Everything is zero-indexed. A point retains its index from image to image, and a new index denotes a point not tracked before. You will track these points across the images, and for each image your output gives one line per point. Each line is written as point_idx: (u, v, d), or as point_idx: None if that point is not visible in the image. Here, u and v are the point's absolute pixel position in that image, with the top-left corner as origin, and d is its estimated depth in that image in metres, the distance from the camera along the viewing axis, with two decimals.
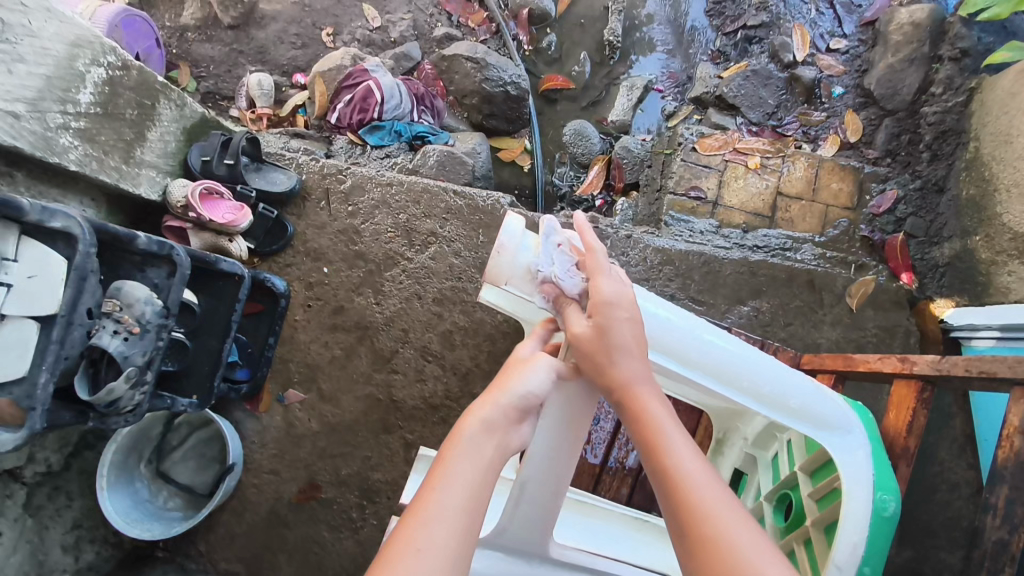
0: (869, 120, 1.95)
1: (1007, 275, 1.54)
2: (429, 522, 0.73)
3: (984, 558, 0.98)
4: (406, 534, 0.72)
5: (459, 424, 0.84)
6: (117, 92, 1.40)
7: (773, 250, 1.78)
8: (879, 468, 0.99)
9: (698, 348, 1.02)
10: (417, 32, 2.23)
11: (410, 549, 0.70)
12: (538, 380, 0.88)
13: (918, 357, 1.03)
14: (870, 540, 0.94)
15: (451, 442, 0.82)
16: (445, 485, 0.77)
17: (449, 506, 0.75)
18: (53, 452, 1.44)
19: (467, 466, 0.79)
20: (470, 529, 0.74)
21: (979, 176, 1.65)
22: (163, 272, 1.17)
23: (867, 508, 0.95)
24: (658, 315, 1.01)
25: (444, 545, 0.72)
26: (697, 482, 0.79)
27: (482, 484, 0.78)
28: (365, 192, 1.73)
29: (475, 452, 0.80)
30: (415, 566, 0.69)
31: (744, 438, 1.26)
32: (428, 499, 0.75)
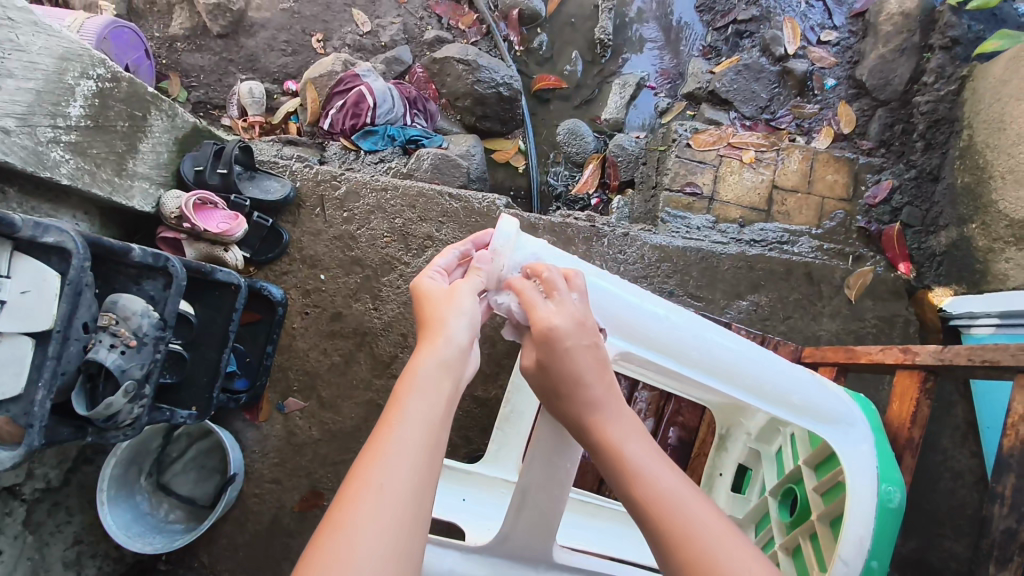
0: (862, 111, 1.96)
1: (1005, 262, 1.53)
2: (385, 459, 0.69)
3: (991, 548, 0.98)
4: (364, 475, 0.68)
5: (410, 364, 0.81)
6: (108, 104, 1.39)
7: (771, 243, 1.78)
8: (883, 461, 0.98)
9: (699, 346, 1.02)
10: (407, 35, 2.22)
11: (368, 487, 0.67)
12: (461, 320, 0.85)
13: (920, 348, 1.03)
14: (876, 534, 0.93)
15: (404, 379, 0.78)
16: (399, 422, 0.73)
17: (404, 442, 0.71)
18: (52, 468, 1.43)
19: (419, 403, 0.76)
20: (427, 464, 0.71)
21: (974, 164, 1.65)
22: (159, 284, 1.16)
23: (872, 500, 0.94)
24: (659, 314, 1.03)
25: (400, 481, 0.68)
26: (680, 500, 0.75)
27: (436, 421, 0.75)
28: (360, 197, 1.72)
29: (430, 389, 0.78)
30: (377, 505, 0.65)
31: (748, 433, 1.26)
32: (383, 437, 0.72)
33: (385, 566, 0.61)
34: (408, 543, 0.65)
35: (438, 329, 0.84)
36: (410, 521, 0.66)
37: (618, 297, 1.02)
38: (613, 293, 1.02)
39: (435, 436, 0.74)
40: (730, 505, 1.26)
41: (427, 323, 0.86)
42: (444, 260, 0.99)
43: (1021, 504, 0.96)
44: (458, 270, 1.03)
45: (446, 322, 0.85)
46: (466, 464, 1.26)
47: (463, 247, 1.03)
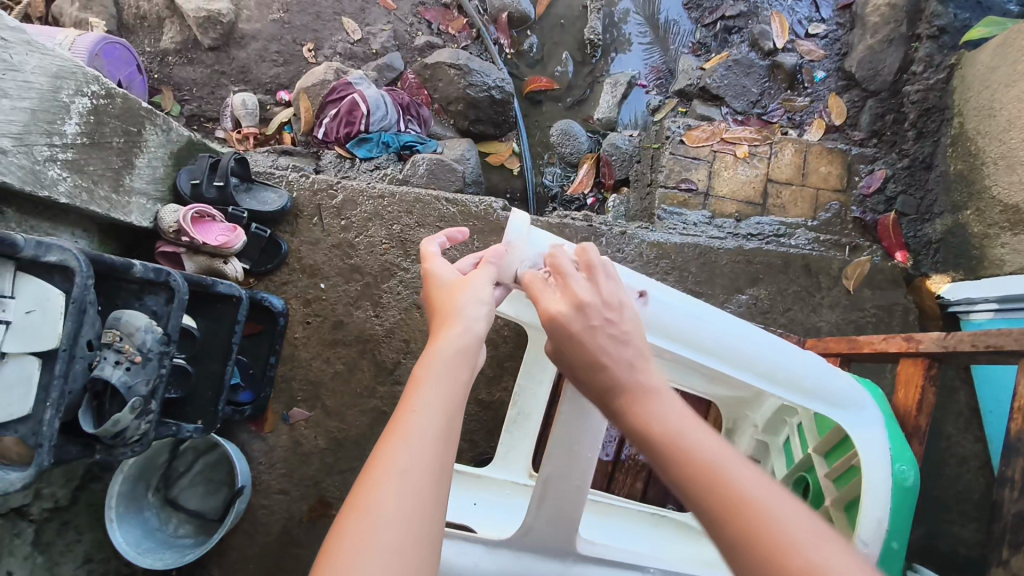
0: (852, 102, 1.97)
1: (1000, 247, 1.55)
2: (404, 443, 0.69)
3: (1004, 533, 0.99)
4: (383, 459, 0.68)
5: (428, 350, 0.81)
6: (103, 120, 1.39)
7: (767, 237, 1.79)
8: (895, 440, 0.98)
9: (710, 334, 1.03)
10: (398, 42, 2.23)
11: (390, 471, 0.67)
12: (477, 307, 0.86)
13: (923, 336, 1.03)
14: (893, 514, 0.93)
15: (423, 365, 0.78)
16: (418, 405, 0.73)
17: (424, 426, 0.71)
18: (59, 487, 1.43)
19: (439, 386, 0.76)
20: (445, 448, 0.71)
21: (966, 151, 1.67)
22: (161, 299, 1.16)
23: (886, 480, 0.94)
24: (669, 303, 1.03)
25: (421, 465, 0.68)
26: (724, 465, 0.66)
27: (456, 406, 0.75)
28: (358, 205, 1.73)
29: (449, 375, 0.77)
30: (396, 489, 0.65)
31: (754, 426, 1.26)
32: (403, 421, 0.71)
33: (408, 546, 0.62)
34: (429, 526, 0.65)
35: (453, 315, 0.85)
36: (430, 506, 0.66)
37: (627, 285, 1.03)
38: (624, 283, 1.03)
39: (454, 422, 0.74)
40: None
41: (439, 309, 0.88)
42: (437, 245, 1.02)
43: None
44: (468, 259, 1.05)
45: (460, 309, 0.86)
46: (473, 468, 1.26)
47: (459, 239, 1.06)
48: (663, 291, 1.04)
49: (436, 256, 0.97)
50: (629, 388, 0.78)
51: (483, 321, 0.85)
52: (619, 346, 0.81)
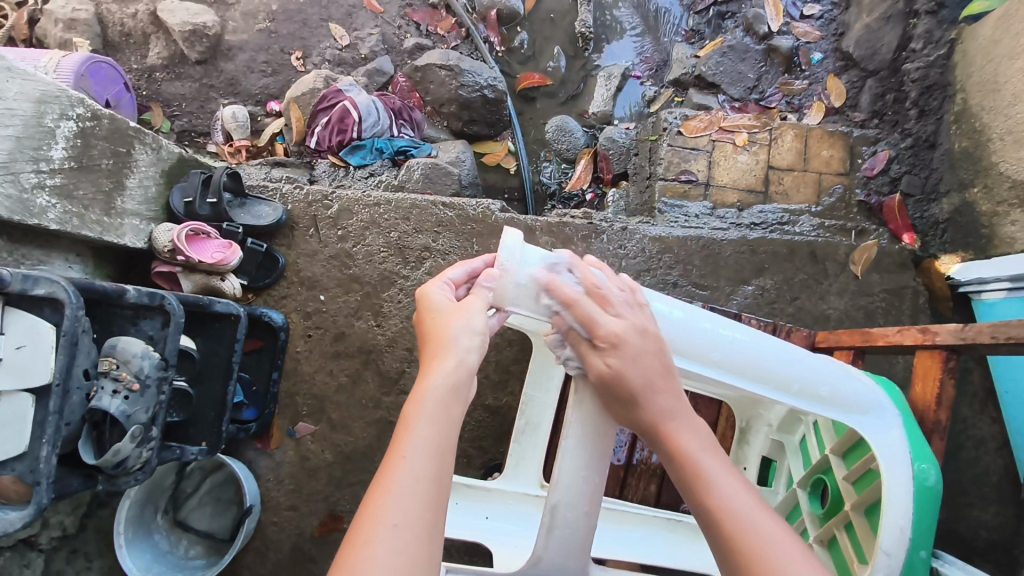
0: (851, 83, 1.93)
1: (1010, 224, 1.51)
2: (395, 494, 0.66)
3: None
4: (373, 511, 0.66)
5: (416, 387, 0.77)
6: (90, 143, 1.37)
7: (771, 225, 1.76)
8: (914, 439, 0.95)
9: (719, 346, 0.96)
10: (387, 45, 2.20)
11: (382, 528, 0.64)
12: (469, 333, 0.81)
13: (939, 327, 0.99)
14: (918, 518, 0.91)
15: (413, 402, 0.75)
16: (408, 451, 0.70)
17: (415, 474, 0.68)
18: (66, 515, 1.42)
19: (428, 428, 0.72)
20: (437, 496, 0.68)
21: (970, 128, 1.64)
22: (157, 323, 1.14)
23: (908, 484, 0.91)
24: (671, 314, 0.96)
25: (414, 516, 0.65)
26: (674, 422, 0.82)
27: (447, 447, 0.72)
28: (354, 214, 1.70)
29: (439, 412, 0.74)
30: (387, 546, 0.63)
31: (769, 425, 1.21)
32: (391, 468, 0.69)
33: None
34: None
35: (445, 345, 0.79)
36: (425, 561, 0.64)
37: None
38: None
39: (446, 465, 0.71)
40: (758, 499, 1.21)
41: (433, 339, 0.81)
42: (456, 272, 0.93)
43: None
44: (467, 286, 0.95)
45: (454, 338, 0.80)
46: (483, 481, 1.21)
47: (472, 263, 0.96)
48: (661, 299, 0.97)
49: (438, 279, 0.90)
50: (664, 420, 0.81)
51: (476, 349, 0.80)
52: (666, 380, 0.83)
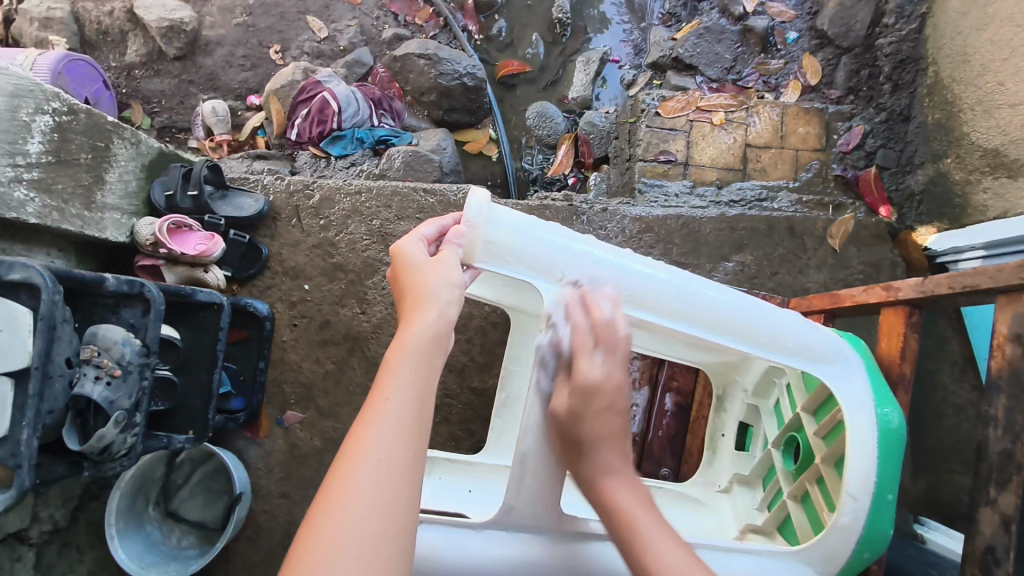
0: (827, 60, 1.94)
1: (983, 193, 1.53)
2: (376, 435, 0.67)
3: (990, 471, 0.86)
4: (354, 447, 0.67)
5: (399, 336, 0.78)
6: (68, 137, 1.38)
7: (750, 202, 1.78)
8: (877, 386, 0.99)
9: (683, 296, 0.97)
10: (365, 36, 2.20)
11: (365, 462, 0.65)
12: (446, 288, 0.82)
13: (902, 283, 1.01)
14: (883, 462, 0.94)
15: (395, 349, 0.76)
16: (390, 394, 0.71)
17: (396, 417, 0.69)
18: (56, 509, 1.44)
19: (408, 375, 0.73)
20: (419, 437, 0.70)
21: (942, 100, 1.65)
22: (138, 311, 1.16)
23: (872, 428, 0.95)
24: (633, 269, 0.96)
25: (395, 453, 0.67)
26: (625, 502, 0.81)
27: (426, 392, 0.73)
28: (336, 203, 1.71)
29: (420, 360, 0.75)
30: (367, 480, 0.64)
31: (744, 390, 1.23)
32: (374, 408, 0.70)
33: (383, 540, 0.61)
34: (402, 514, 0.64)
35: (424, 302, 0.80)
36: (406, 496, 0.65)
37: (566, 248, 0.94)
38: (581, 250, 0.95)
39: (426, 409, 0.72)
40: (735, 463, 1.22)
41: (410, 295, 0.82)
42: (429, 227, 0.92)
43: (1015, 424, 0.84)
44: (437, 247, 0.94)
45: (432, 294, 0.81)
46: (465, 455, 1.23)
47: (441, 220, 0.95)
48: (621, 254, 0.97)
49: (414, 239, 0.89)
50: (608, 479, 0.83)
51: (453, 303, 0.81)
52: (621, 439, 0.85)
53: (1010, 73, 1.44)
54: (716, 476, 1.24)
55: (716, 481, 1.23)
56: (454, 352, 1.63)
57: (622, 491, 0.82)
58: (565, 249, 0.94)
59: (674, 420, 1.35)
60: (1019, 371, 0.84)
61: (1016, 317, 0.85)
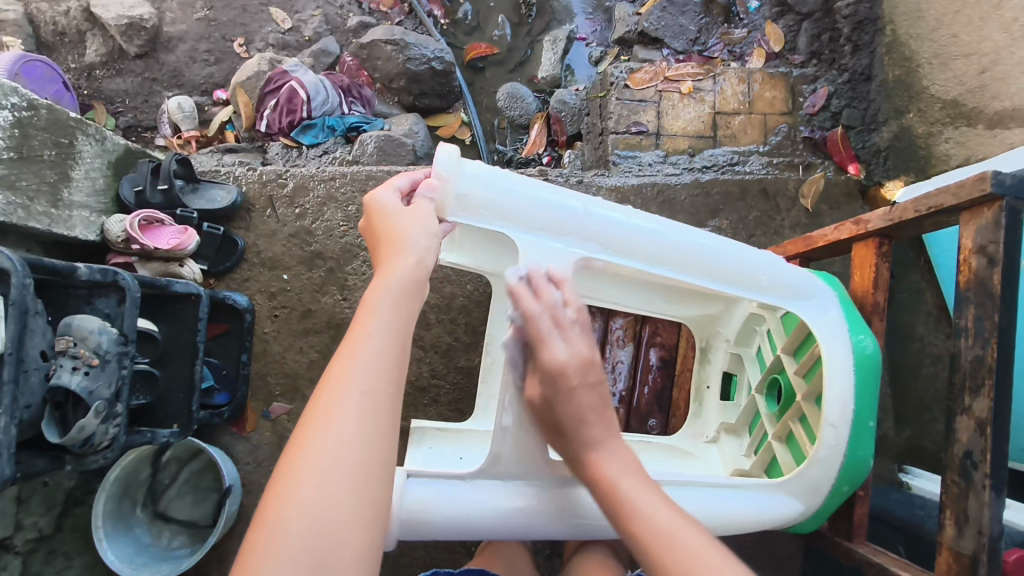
0: (788, 27, 1.97)
1: (946, 143, 1.56)
2: (357, 369, 0.69)
3: (964, 380, 0.88)
4: (336, 377, 0.69)
5: (377, 276, 0.78)
6: (29, 133, 1.35)
7: (722, 167, 1.80)
8: (850, 317, 1.02)
9: (656, 242, 0.98)
10: (330, 26, 2.19)
11: (348, 391, 0.68)
12: (422, 232, 0.82)
13: (870, 215, 1.04)
14: (861, 386, 0.98)
15: (373, 289, 0.76)
16: (370, 330, 0.73)
17: (377, 351, 0.71)
18: (41, 516, 1.40)
19: (387, 314, 0.74)
20: (399, 373, 0.72)
21: (902, 56, 1.68)
22: (112, 301, 1.14)
23: (847, 356, 0.98)
24: (606, 216, 0.96)
25: (378, 385, 0.69)
26: (669, 535, 0.74)
27: (405, 329, 0.75)
28: (309, 191, 1.70)
29: (397, 299, 0.76)
30: (349, 409, 0.67)
31: (727, 340, 1.25)
32: (355, 342, 0.71)
33: (367, 462, 0.65)
34: (383, 441, 0.67)
35: (402, 244, 0.80)
36: (387, 423, 0.68)
37: (539, 198, 0.93)
38: (551, 200, 0.94)
39: (405, 345, 0.74)
40: (722, 413, 1.24)
41: (388, 237, 0.82)
42: (402, 180, 0.91)
43: (984, 331, 0.86)
44: (411, 198, 0.94)
45: (408, 238, 0.81)
46: (455, 424, 1.24)
47: (413, 174, 0.94)
48: (595, 202, 0.96)
49: (387, 184, 0.88)
50: (597, 454, 0.83)
51: (429, 247, 0.82)
52: (604, 414, 0.85)
53: (964, 24, 1.48)
54: (703, 426, 1.27)
55: (704, 432, 1.25)
56: (439, 333, 1.63)
57: (610, 463, 0.83)
58: (538, 198, 0.93)
59: (660, 376, 1.37)
60: (986, 281, 0.86)
61: (981, 229, 0.87)
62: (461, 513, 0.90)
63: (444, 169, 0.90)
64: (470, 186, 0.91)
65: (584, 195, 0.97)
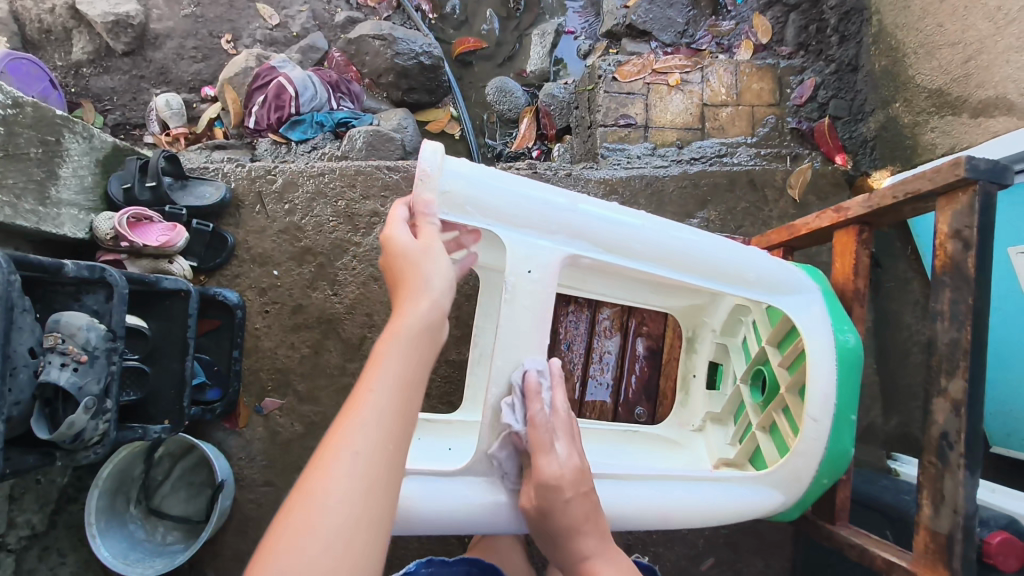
0: (776, 18, 1.98)
1: (931, 132, 1.57)
2: (360, 422, 0.65)
3: (940, 362, 0.90)
4: (338, 433, 0.65)
5: (390, 321, 0.74)
6: (14, 131, 1.35)
7: (709, 158, 1.81)
8: (832, 310, 1.03)
9: (642, 238, 0.98)
10: (317, 21, 2.19)
11: (347, 453, 0.63)
12: (438, 271, 0.78)
13: (850, 204, 1.05)
14: (842, 377, 1.00)
15: (383, 337, 0.72)
16: (377, 381, 0.68)
17: (382, 407, 0.67)
18: (34, 514, 1.41)
19: (398, 361, 0.70)
20: (403, 429, 0.67)
21: (888, 47, 1.69)
22: (100, 297, 1.14)
23: (830, 348, 1.00)
24: (591, 212, 0.97)
25: (379, 446, 0.65)
26: None
27: (413, 380, 0.70)
28: (299, 187, 1.70)
29: (407, 350, 0.71)
30: (348, 471, 0.62)
31: (713, 330, 1.26)
32: (360, 397, 0.67)
33: (361, 529, 0.61)
34: (379, 504, 0.63)
35: (414, 287, 0.76)
36: (385, 485, 0.64)
37: (524, 195, 0.93)
38: (536, 197, 0.94)
39: (410, 399, 0.69)
40: (708, 403, 1.25)
41: (406, 276, 0.78)
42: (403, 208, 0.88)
43: (960, 313, 0.87)
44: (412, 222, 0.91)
45: (422, 281, 0.77)
46: (444, 415, 1.25)
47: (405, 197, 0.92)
48: (580, 199, 0.97)
49: (398, 216, 0.85)
50: (591, 563, 0.81)
51: (443, 290, 0.77)
52: (597, 521, 0.83)
53: (949, 13, 1.49)
54: (690, 415, 1.28)
55: (690, 421, 1.27)
56: None
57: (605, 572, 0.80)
58: (523, 196, 0.93)
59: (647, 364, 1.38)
60: (961, 265, 0.87)
61: (956, 214, 0.89)
62: (451, 508, 0.91)
63: (429, 168, 0.90)
64: (456, 183, 0.91)
65: (568, 191, 0.98)
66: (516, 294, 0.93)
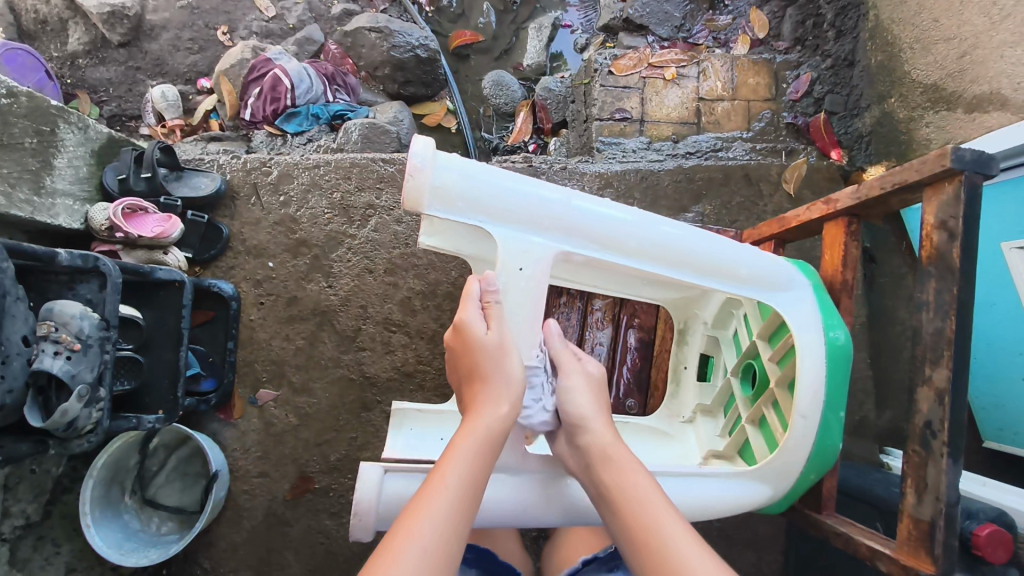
0: (772, 13, 1.99)
1: (926, 126, 1.56)
2: (434, 506, 0.74)
3: (925, 353, 0.90)
4: (410, 514, 0.73)
5: (467, 422, 0.86)
6: (9, 121, 1.35)
7: (705, 153, 1.81)
8: (824, 308, 1.03)
9: (635, 235, 0.99)
10: (314, 14, 2.19)
11: (415, 535, 0.71)
12: (512, 376, 0.91)
13: (838, 196, 1.06)
14: (831, 372, 1.00)
15: (461, 434, 0.84)
16: (450, 471, 0.79)
17: (451, 496, 0.76)
18: (28, 503, 1.41)
19: (469, 459, 0.81)
20: (463, 525, 0.75)
21: (884, 42, 1.68)
22: (94, 286, 1.14)
23: (819, 345, 1.00)
24: (584, 208, 0.97)
25: (444, 533, 0.72)
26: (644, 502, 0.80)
27: (478, 484, 0.80)
28: (294, 178, 1.70)
29: (476, 454, 0.82)
30: (414, 550, 0.69)
31: (704, 322, 1.27)
32: (436, 483, 0.77)
33: None
34: None
35: (490, 390, 0.89)
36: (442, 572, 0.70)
37: (517, 189, 0.94)
38: (530, 193, 0.94)
39: (473, 502, 0.78)
40: (699, 395, 1.25)
41: (487, 374, 0.90)
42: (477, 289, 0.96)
43: (945, 304, 0.88)
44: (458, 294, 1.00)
45: (497, 383, 0.90)
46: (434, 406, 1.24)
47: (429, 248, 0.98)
48: (574, 194, 0.97)
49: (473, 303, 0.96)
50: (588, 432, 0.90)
51: (510, 402, 0.89)
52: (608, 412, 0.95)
53: (944, 8, 1.49)
54: (679, 407, 1.28)
55: (680, 412, 1.27)
56: (425, 319, 1.65)
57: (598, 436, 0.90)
58: (517, 191, 0.94)
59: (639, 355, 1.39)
60: (946, 256, 0.88)
61: (942, 205, 0.89)
62: None
63: (425, 166, 0.91)
64: (451, 179, 0.91)
65: (562, 187, 0.98)
66: (510, 291, 0.97)
